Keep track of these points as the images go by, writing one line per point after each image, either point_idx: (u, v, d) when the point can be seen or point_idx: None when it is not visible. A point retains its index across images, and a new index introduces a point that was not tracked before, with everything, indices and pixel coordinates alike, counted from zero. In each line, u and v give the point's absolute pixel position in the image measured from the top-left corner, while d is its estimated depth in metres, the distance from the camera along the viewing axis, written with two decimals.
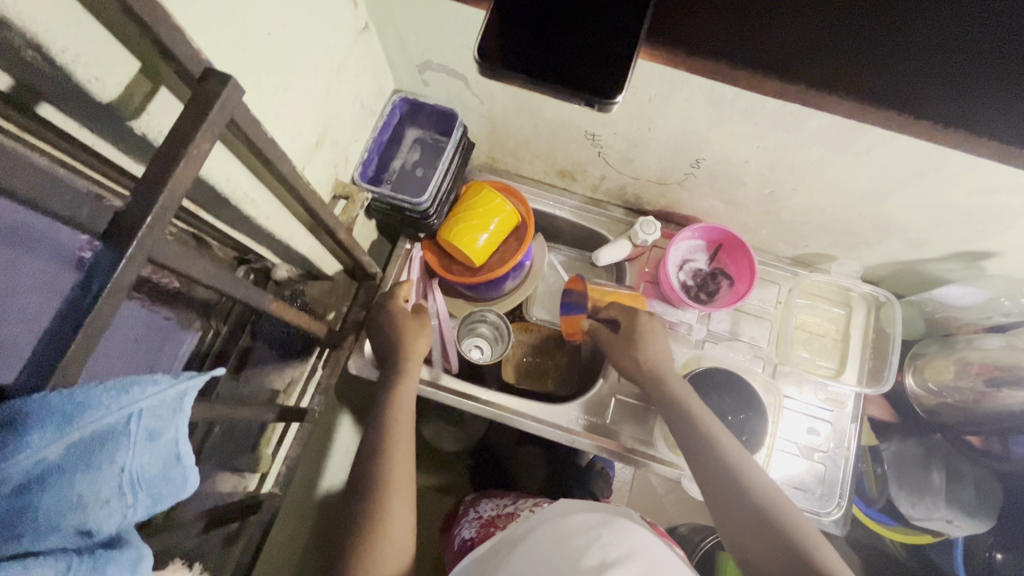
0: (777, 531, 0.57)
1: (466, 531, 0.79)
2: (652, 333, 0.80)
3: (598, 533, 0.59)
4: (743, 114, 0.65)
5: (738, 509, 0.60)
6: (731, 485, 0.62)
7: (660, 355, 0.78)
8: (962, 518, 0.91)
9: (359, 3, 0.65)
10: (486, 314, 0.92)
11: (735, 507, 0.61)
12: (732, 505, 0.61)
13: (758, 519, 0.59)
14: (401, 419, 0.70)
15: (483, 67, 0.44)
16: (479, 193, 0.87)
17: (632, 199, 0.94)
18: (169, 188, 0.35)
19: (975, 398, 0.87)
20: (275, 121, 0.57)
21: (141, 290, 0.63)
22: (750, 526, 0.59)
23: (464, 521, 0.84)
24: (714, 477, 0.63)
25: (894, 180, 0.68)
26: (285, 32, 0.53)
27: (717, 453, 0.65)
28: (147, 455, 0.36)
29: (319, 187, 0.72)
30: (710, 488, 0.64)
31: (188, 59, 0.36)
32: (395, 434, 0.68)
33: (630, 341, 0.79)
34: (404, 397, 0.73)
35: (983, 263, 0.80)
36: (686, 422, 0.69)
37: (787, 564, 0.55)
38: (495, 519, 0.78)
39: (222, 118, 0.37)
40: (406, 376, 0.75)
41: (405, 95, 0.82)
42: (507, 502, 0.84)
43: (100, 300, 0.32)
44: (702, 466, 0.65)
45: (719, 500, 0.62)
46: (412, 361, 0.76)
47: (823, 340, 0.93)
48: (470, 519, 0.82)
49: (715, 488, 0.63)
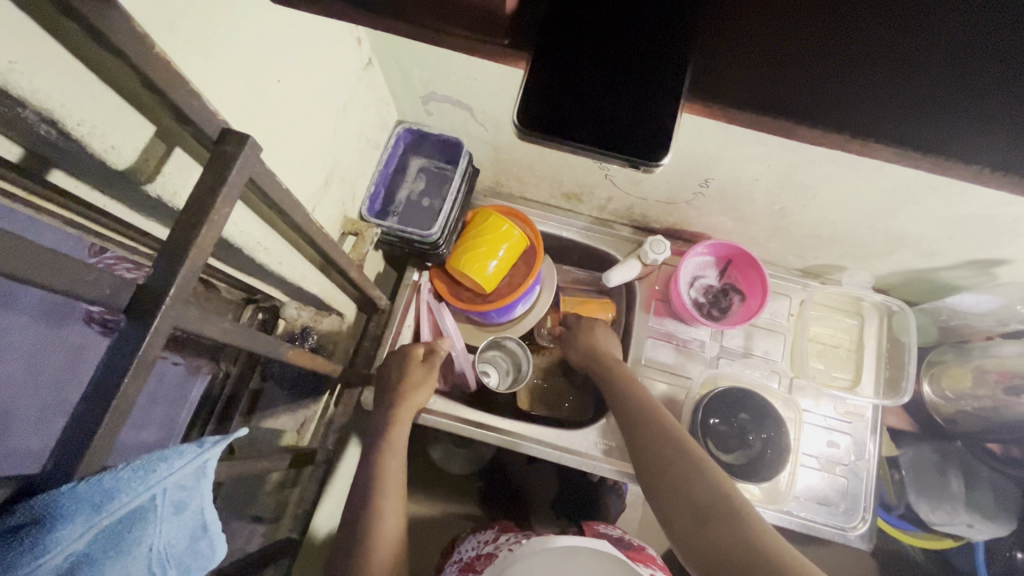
0: (715, 503, 0.58)
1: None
2: (599, 333, 0.87)
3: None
4: (752, 137, 0.64)
5: (681, 487, 0.61)
6: (650, 444, 0.67)
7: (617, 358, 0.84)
8: (983, 522, 0.91)
9: (363, 39, 0.64)
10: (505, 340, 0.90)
11: (677, 486, 0.61)
12: (674, 486, 0.62)
13: (699, 492, 0.59)
14: (389, 462, 0.68)
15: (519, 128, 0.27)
16: (486, 219, 0.86)
17: (639, 218, 0.94)
18: (191, 256, 0.34)
19: (993, 405, 0.88)
20: (285, 165, 0.56)
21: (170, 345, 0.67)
22: (690, 501, 0.59)
23: (449, 564, 0.84)
24: (658, 464, 0.65)
25: (905, 194, 0.68)
26: (293, 76, 0.52)
27: (664, 438, 0.67)
28: (174, 528, 0.36)
29: (328, 225, 0.71)
30: (654, 475, 0.64)
31: (206, 122, 0.35)
32: (387, 482, 0.66)
33: (578, 333, 0.88)
34: (393, 443, 0.70)
35: (996, 271, 0.79)
36: (625, 395, 0.76)
37: (690, 513, 0.58)
38: (473, 562, 0.78)
39: (241, 179, 0.36)
40: (402, 420, 0.73)
41: (409, 125, 0.82)
42: (487, 539, 0.84)
43: (125, 379, 0.31)
44: (647, 455, 0.67)
45: (663, 485, 0.63)
46: (410, 408, 0.74)
47: (837, 351, 0.92)
48: (453, 561, 0.84)
49: (657, 475, 0.64)
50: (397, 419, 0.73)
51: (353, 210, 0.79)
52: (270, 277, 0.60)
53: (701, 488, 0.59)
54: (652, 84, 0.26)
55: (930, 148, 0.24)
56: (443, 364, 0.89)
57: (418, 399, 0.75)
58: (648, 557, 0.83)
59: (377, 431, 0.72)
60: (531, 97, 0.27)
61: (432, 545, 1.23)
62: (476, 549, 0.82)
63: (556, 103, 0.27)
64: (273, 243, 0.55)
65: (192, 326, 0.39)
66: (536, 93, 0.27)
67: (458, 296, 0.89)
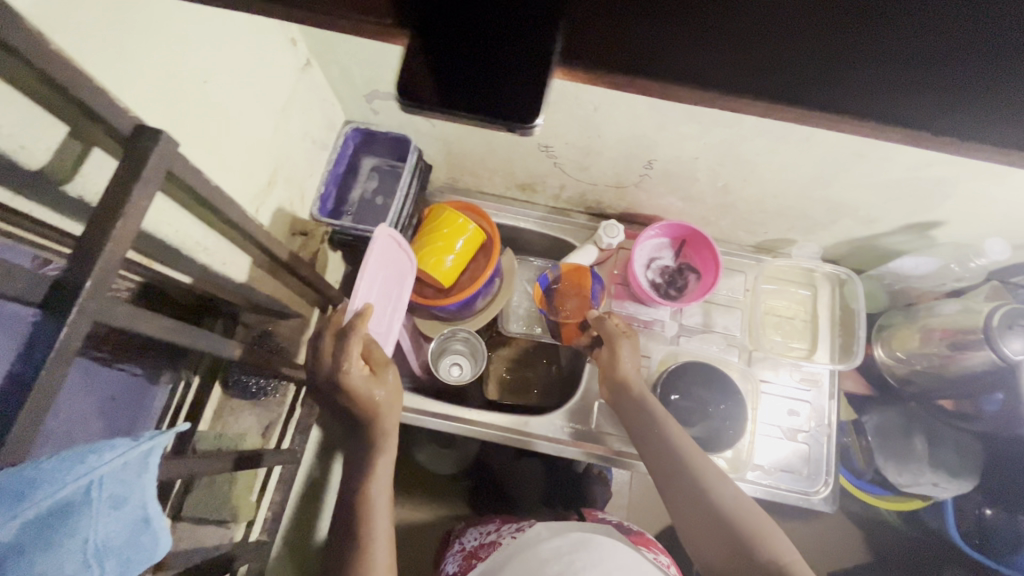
0: (736, 536, 0.60)
1: (450, 565, 0.81)
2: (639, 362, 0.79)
3: (572, 562, 0.63)
4: (685, 114, 0.66)
5: (701, 520, 0.63)
6: (664, 453, 0.68)
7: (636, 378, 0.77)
8: (947, 479, 0.93)
9: (298, 41, 0.65)
10: (456, 330, 0.92)
11: (698, 517, 0.63)
12: (690, 507, 0.64)
13: (719, 526, 0.61)
14: (376, 492, 0.67)
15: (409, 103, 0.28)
16: (440, 215, 0.87)
17: (593, 205, 0.96)
18: (108, 249, 0.35)
19: (941, 361, 0.86)
20: (220, 168, 0.57)
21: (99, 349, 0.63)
22: (711, 535, 0.61)
23: (449, 556, 0.85)
24: (677, 492, 0.66)
25: (837, 162, 0.70)
26: (222, 77, 0.53)
27: (679, 463, 0.67)
28: (116, 523, 0.37)
29: (276, 226, 0.72)
30: (673, 502, 0.66)
31: (117, 118, 0.36)
32: (376, 513, 0.66)
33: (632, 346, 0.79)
34: (380, 471, 0.69)
35: (933, 233, 0.83)
36: (632, 405, 0.75)
37: (703, 522, 0.62)
38: (477, 549, 0.79)
39: (158, 173, 0.37)
40: (386, 445, 0.70)
41: (357, 125, 0.83)
42: (491, 528, 0.85)
43: (43, 370, 0.32)
44: (664, 480, 0.67)
45: (682, 513, 0.65)
46: (391, 432, 0.71)
47: (793, 322, 0.95)
48: (454, 552, 0.85)
49: (675, 502, 0.65)
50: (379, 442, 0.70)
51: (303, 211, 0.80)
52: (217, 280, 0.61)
53: (717, 500, 0.63)
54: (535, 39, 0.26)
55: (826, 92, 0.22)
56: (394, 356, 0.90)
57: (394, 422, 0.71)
58: (650, 543, 0.84)
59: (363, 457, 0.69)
60: (416, 73, 0.28)
61: (420, 548, 1.23)
62: (481, 538, 0.83)
63: (443, 81, 0.28)
64: (214, 243, 0.55)
65: (123, 322, 0.40)
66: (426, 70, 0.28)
67: (421, 293, 0.90)
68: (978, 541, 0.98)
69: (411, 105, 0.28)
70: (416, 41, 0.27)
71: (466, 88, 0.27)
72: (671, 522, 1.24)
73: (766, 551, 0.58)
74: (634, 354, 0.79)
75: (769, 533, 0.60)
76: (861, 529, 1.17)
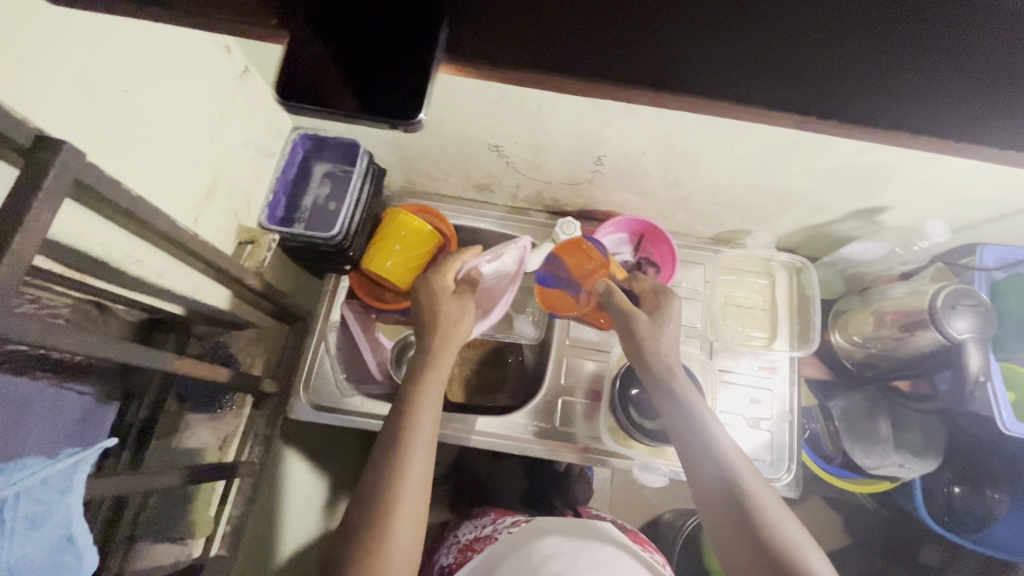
0: (756, 533, 0.54)
1: (445, 558, 0.82)
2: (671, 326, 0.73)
3: (575, 560, 0.59)
4: (627, 110, 0.67)
5: (723, 510, 0.58)
6: (697, 443, 0.62)
7: (673, 337, 0.72)
8: (913, 460, 0.94)
9: (232, 48, 0.64)
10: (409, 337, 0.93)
11: (720, 508, 0.58)
12: (717, 502, 0.59)
13: (739, 521, 0.56)
14: (415, 454, 0.59)
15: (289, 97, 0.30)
16: (395, 218, 0.86)
17: (551, 202, 0.97)
18: (5, 263, 0.33)
19: (895, 343, 0.87)
20: (149, 179, 0.56)
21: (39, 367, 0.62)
22: (731, 529, 0.56)
23: (444, 549, 0.87)
24: (700, 479, 0.61)
25: (779, 152, 0.71)
26: (146, 87, 0.52)
27: (699, 448, 0.62)
28: (33, 544, 0.38)
29: (218, 235, 0.72)
30: (701, 498, 0.60)
31: (9, 128, 0.35)
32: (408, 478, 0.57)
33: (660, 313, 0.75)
34: (419, 434, 0.60)
35: (880, 218, 0.85)
36: (664, 387, 0.68)
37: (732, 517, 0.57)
38: (473, 542, 0.80)
39: (61, 183, 0.37)
40: (426, 402, 0.63)
41: (305, 131, 0.82)
42: (486, 522, 0.85)
43: None
44: (689, 469, 0.62)
45: (705, 506, 0.60)
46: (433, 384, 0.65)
47: (753, 312, 0.96)
48: (449, 546, 0.85)
49: (699, 490, 0.61)
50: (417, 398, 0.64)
51: (251, 219, 0.79)
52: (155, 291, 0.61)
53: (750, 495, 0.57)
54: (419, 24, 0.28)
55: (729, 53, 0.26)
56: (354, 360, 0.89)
57: (439, 380, 0.66)
58: (644, 542, 0.84)
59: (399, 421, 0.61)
60: (324, 72, 0.29)
61: None
62: (476, 531, 0.84)
63: (351, 81, 0.30)
64: (144, 254, 0.55)
65: None
66: (331, 75, 0.29)
67: (381, 298, 0.89)
68: (949, 519, 1.00)
69: (291, 101, 0.30)
70: (318, 42, 0.28)
71: (365, 89, 0.30)
72: (652, 516, 1.25)
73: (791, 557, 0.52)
74: (670, 313, 0.74)
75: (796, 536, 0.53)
76: (839, 513, 1.18)
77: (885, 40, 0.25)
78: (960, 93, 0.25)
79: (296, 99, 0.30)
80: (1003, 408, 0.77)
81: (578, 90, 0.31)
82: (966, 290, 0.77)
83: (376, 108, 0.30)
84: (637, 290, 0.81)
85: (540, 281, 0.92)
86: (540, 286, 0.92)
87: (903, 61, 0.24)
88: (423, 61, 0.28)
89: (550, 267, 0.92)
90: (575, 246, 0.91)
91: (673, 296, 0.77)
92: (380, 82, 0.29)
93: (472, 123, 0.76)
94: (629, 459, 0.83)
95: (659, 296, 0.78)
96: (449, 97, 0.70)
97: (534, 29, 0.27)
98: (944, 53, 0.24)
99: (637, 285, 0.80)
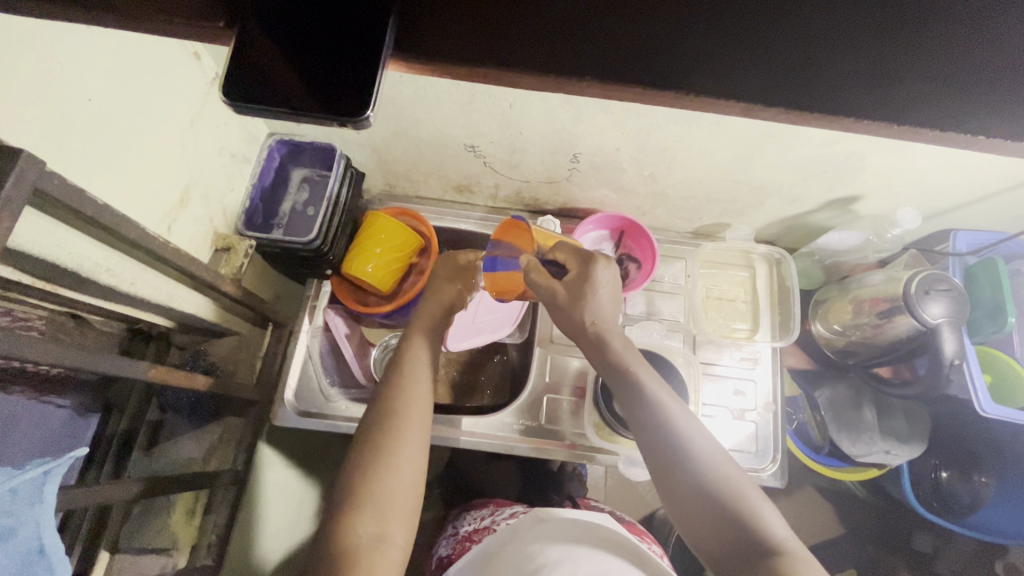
0: (727, 517, 0.53)
1: (444, 549, 0.83)
2: (599, 294, 0.63)
3: (574, 551, 0.59)
4: (598, 107, 0.67)
5: (691, 498, 0.55)
6: (669, 441, 0.58)
7: (602, 307, 0.63)
8: (898, 446, 0.94)
9: (202, 55, 0.64)
10: (390, 340, 0.92)
11: (694, 502, 0.55)
12: (695, 503, 0.55)
13: (711, 507, 0.54)
14: (404, 453, 0.58)
15: (235, 96, 0.30)
16: (377, 222, 0.87)
17: (531, 201, 0.97)
18: None
19: (874, 330, 0.88)
20: (118, 189, 0.56)
21: (19, 382, 0.63)
22: (699, 516, 0.54)
23: (444, 540, 0.87)
24: (671, 470, 0.57)
25: (749, 145, 0.72)
26: (112, 96, 0.52)
27: (665, 432, 0.58)
28: (2, 556, 0.38)
29: (193, 242, 0.71)
30: (676, 501, 0.56)
31: None
32: (395, 474, 0.56)
33: (581, 285, 0.63)
34: (407, 434, 0.59)
35: (854, 207, 0.86)
36: (626, 382, 0.62)
37: (712, 516, 0.53)
38: (470, 534, 0.80)
39: (20, 194, 0.37)
40: (412, 397, 0.62)
41: (281, 137, 0.82)
42: (485, 514, 0.85)
43: None
44: (664, 472, 0.57)
45: (682, 507, 0.56)
46: (419, 376, 0.65)
47: (735, 304, 0.96)
48: (448, 537, 0.86)
49: (665, 479, 0.57)
50: (398, 392, 0.62)
51: (227, 226, 0.79)
52: (129, 299, 0.60)
53: (730, 493, 0.54)
54: (371, 21, 0.29)
55: (679, 20, 0.28)
56: (339, 366, 0.88)
57: (420, 374, 0.65)
58: (640, 533, 0.85)
59: (383, 419, 0.60)
60: (283, 73, 0.31)
61: None
62: (475, 523, 0.84)
63: (307, 83, 0.31)
64: (117, 264, 0.55)
65: None
66: (288, 78, 0.31)
67: (365, 302, 0.89)
68: (938, 504, 1.01)
69: (238, 103, 0.31)
70: (274, 47, 0.30)
71: (322, 88, 0.31)
72: (646, 511, 1.25)
73: (762, 536, 0.51)
74: (595, 280, 0.62)
75: (763, 512, 0.53)
76: (830, 502, 1.19)
77: (793, 35, 0.28)
78: (884, 60, 0.28)
79: (243, 102, 0.30)
80: (979, 391, 0.79)
81: (528, 85, 0.32)
82: (939, 276, 0.78)
83: (324, 105, 0.31)
84: (559, 258, 0.67)
85: (488, 269, 0.74)
86: (490, 275, 0.73)
87: (825, 32, 0.27)
88: (374, 61, 0.30)
89: (496, 253, 0.74)
90: (515, 225, 0.73)
91: (599, 260, 0.64)
92: (335, 80, 0.30)
93: (447, 124, 0.77)
94: (615, 453, 0.84)
95: (583, 264, 0.64)
96: (421, 97, 0.71)
97: (481, 25, 0.29)
98: (846, 34, 0.27)
99: (555, 254, 0.66)
